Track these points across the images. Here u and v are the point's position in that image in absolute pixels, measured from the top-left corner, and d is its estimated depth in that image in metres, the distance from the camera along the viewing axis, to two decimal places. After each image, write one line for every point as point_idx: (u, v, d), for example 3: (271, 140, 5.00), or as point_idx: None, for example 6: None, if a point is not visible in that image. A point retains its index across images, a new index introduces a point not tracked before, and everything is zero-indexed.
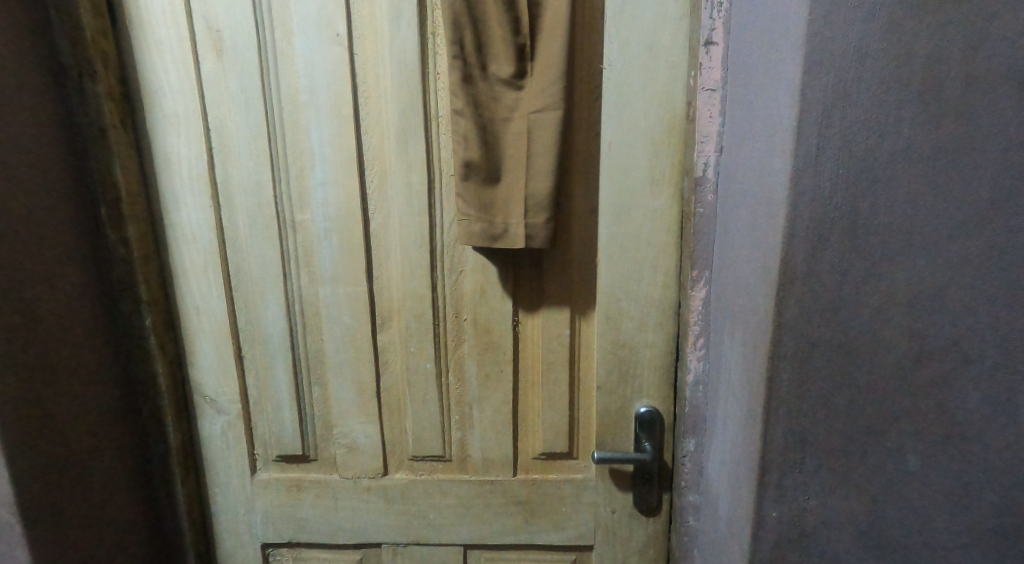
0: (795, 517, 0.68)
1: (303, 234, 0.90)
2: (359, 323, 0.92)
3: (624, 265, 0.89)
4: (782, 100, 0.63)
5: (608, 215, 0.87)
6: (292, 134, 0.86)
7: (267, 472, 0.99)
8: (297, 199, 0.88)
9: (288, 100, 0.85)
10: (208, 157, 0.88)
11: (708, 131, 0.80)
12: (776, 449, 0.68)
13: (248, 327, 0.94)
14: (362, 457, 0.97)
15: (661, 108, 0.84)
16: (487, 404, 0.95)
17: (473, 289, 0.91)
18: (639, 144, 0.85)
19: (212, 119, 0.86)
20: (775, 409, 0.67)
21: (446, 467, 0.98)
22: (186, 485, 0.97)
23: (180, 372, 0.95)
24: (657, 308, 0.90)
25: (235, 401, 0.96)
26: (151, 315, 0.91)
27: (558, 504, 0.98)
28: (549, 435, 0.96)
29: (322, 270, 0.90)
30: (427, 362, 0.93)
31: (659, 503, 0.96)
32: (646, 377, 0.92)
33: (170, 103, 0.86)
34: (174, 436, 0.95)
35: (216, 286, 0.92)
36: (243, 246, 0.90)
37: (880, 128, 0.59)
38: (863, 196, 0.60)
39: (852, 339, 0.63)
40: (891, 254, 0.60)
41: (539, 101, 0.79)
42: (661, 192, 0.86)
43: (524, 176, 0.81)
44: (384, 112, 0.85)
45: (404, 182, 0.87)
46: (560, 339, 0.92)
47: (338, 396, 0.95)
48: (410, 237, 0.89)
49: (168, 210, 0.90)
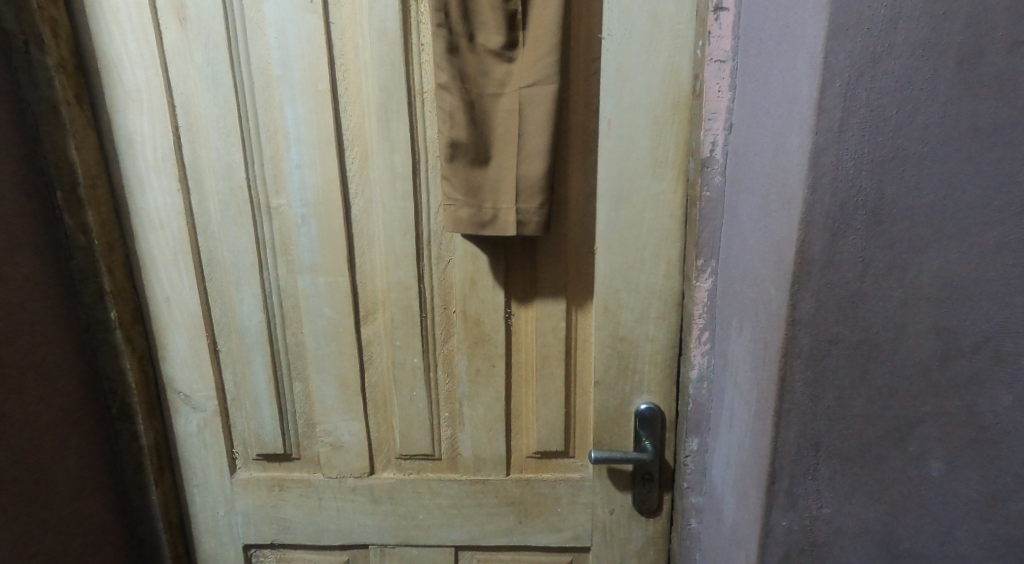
0: (805, 526, 0.64)
1: (280, 220, 0.83)
2: (342, 315, 0.87)
3: (625, 254, 0.83)
4: (801, 69, 0.56)
5: (608, 200, 0.81)
6: (266, 112, 0.79)
7: (247, 471, 0.94)
8: (272, 183, 0.82)
9: (260, 73, 0.78)
10: (174, 137, 0.81)
11: (717, 107, 0.73)
12: (788, 455, 0.62)
13: (223, 319, 0.88)
14: (347, 456, 0.93)
15: (666, 81, 0.77)
16: (478, 400, 0.90)
17: (462, 278, 0.85)
18: (642, 122, 0.78)
19: (177, 95, 0.80)
20: (787, 412, 0.61)
21: (435, 466, 0.94)
22: (161, 487, 0.91)
23: (151, 367, 0.89)
24: (658, 300, 0.84)
25: (212, 398, 0.90)
26: (116, 308, 0.84)
27: (553, 505, 0.94)
28: (544, 433, 0.91)
29: (300, 259, 0.84)
30: (415, 356, 0.88)
31: (659, 504, 0.92)
32: (647, 372, 0.87)
33: (131, 77, 0.79)
34: (147, 436, 0.89)
35: (187, 277, 0.85)
36: (216, 233, 0.84)
37: (911, 102, 0.52)
38: (889, 181, 0.54)
39: (872, 336, 0.58)
40: (918, 244, 0.55)
41: (530, 74, 0.72)
42: (664, 174, 0.79)
43: (515, 157, 0.74)
44: (364, 87, 0.78)
45: (387, 164, 0.80)
46: (556, 332, 0.87)
47: (321, 392, 0.90)
48: (394, 224, 0.83)
49: (133, 195, 0.83)
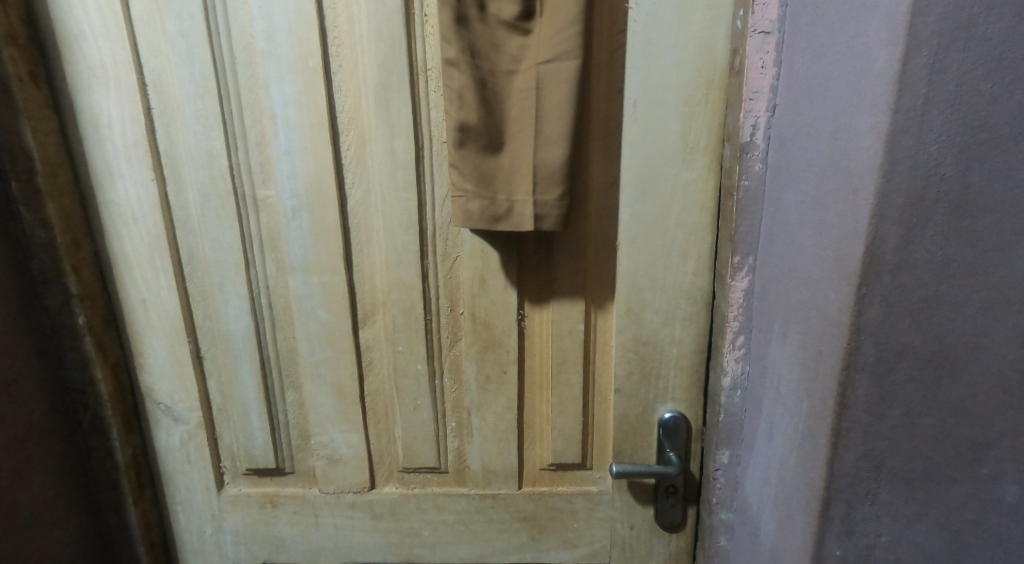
0: (861, 556, 0.57)
1: (268, 214, 0.75)
2: (338, 318, 0.79)
3: (650, 250, 0.75)
4: (874, 38, 0.48)
5: (632, 190, 0.73)
6: (250, 92, 0.71)
7: (236, 486, 0.87)
8: (258, 172, 0.74)
9: (242, 47, 0.70)
10: (146, 119, 0.72)
11: (760, 85, 0.65)
12: (845, 477, 0.55)
13: (207, 323, 0.80)
14: (345, 470, 0.85)
15: (700, 57, 0.68)
16: (488, 409, 0.82)
17: (471, 277, 0.77)
18: (671, 103, 0.70)
19: (147, 72, 0.71)
20: (846, 431, 0.54)
21: (441, 480, 0.86)
22: (140, 507, 0.84)
23: (126, 376, 0.81)
24: (685, 300, 0.76)
25: (195, 409, 0.82)
26: (84, 312, 0.75)
27: (569, 521, 0.86)
28: (559, 444, 0.83)
29: (291, 256, 0.76)
30: (418, 363, 0.80)
31: (683, 519, 0.85)
32: (672, 379, 0.80)
33: (95, 52, 0.70)
34: (123, 452, 0.81)
35: (164, 276, 0.77)
36: (196, 228, 0.76)
37: (1010, 74, 0.44)
38: (978, 168, 0.46)
39: (948, 347, 0.50)
40: (1008, 241, 0.47)
41: (549, 48, 0.64)
42: (695, 162, 0.71)
43: (532, 143, 0.66)
44: (360, 64, 0.70)
45: (386, 150, 0.72)
46: (573, 336, 0.79)
47: (316, 402, 0.82)
48: (395, 217, 0.74)
49: (100, 185, 0.74)
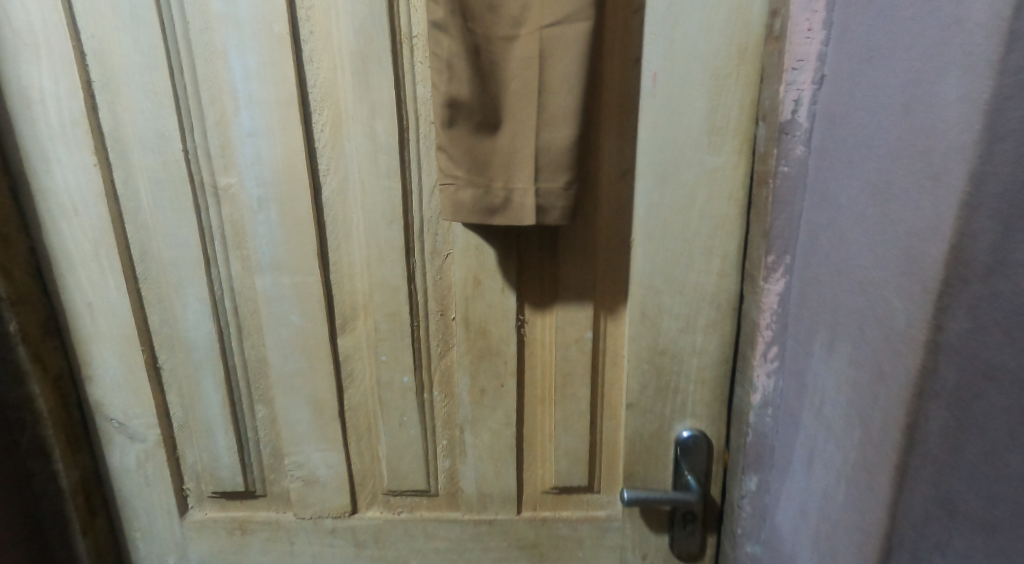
0: None
1: (230, 205, 0.65)
2: (313, 324, 0.69)
3: (670, 247, 0.65)
4: None
5: (650, 178, 0.63)
6: (207, 63, 0.61)
7: (202, 510, 0.77)
8: (219, 157, 0.64)
9: (196, 10, 0.60)
10: (86, 96, 0.62)
11: (806, 53, 0.55)
12: (910, 525, 0.45)
13: (164, 330, 0.70)
14: (324, 493, 0.76)
15: (731, 22, 0.59)
16: (483, 427, 0.73)
17: (463, 278, 0.67)
18: (697, 76, 0.60)
19: (85, 40, 0.61)
20: (913, 467, 0.44)
21: (431, 504, 0.77)
22: (90, 536, 0.75)
23: (72, 390, 0.72)
24: (709, 304, 0.67)
25: (152, 426, 0.73)
26: (18, 319, 0.66)
27: (574, 549, 0.77)
28: (564, 465, 0.74)
29: (258, 253, 0.66)
30: (404, 374, 0.71)
31: (702, 548, 0.75)
32: (692, 393, 0.70)
33: (22, 16, 0.60)
34: (68, 475, 0.72)
35: (113, 277, 0.67)
36: (149, 221, 0.66)
37: None
38: None
39: None
40: None
41: (555, 9, 0.54)
42: (723, 145, 0.62)
43: (534, 122, 0.56)
44: (335, 30, 0.60)
45: (366, 131, 0.62)
46: (580, 344, 0.70)
47: (289, 418, 0.73)
48: (376, 209, 0.65)
49: (36, 172, 0.65)
